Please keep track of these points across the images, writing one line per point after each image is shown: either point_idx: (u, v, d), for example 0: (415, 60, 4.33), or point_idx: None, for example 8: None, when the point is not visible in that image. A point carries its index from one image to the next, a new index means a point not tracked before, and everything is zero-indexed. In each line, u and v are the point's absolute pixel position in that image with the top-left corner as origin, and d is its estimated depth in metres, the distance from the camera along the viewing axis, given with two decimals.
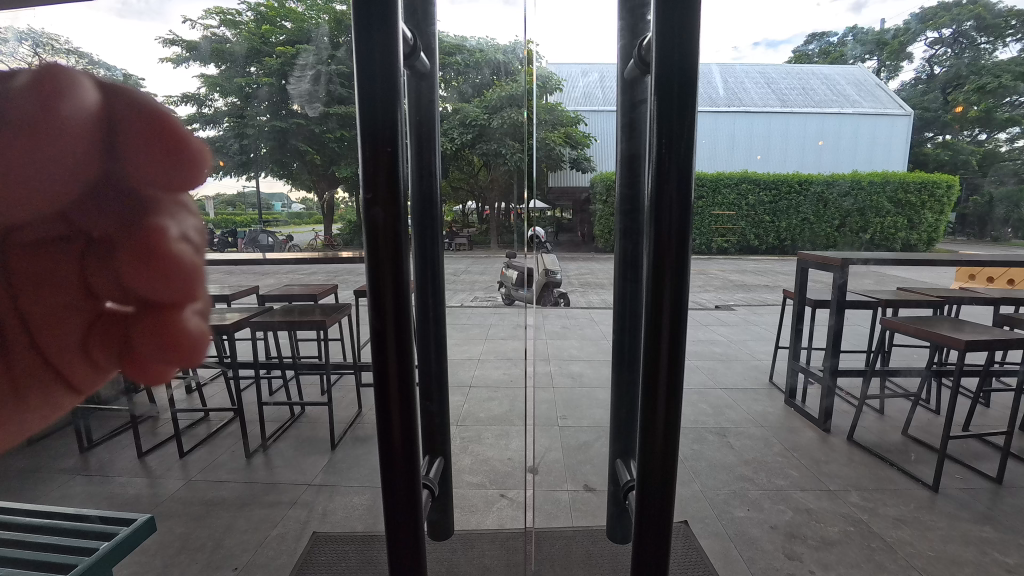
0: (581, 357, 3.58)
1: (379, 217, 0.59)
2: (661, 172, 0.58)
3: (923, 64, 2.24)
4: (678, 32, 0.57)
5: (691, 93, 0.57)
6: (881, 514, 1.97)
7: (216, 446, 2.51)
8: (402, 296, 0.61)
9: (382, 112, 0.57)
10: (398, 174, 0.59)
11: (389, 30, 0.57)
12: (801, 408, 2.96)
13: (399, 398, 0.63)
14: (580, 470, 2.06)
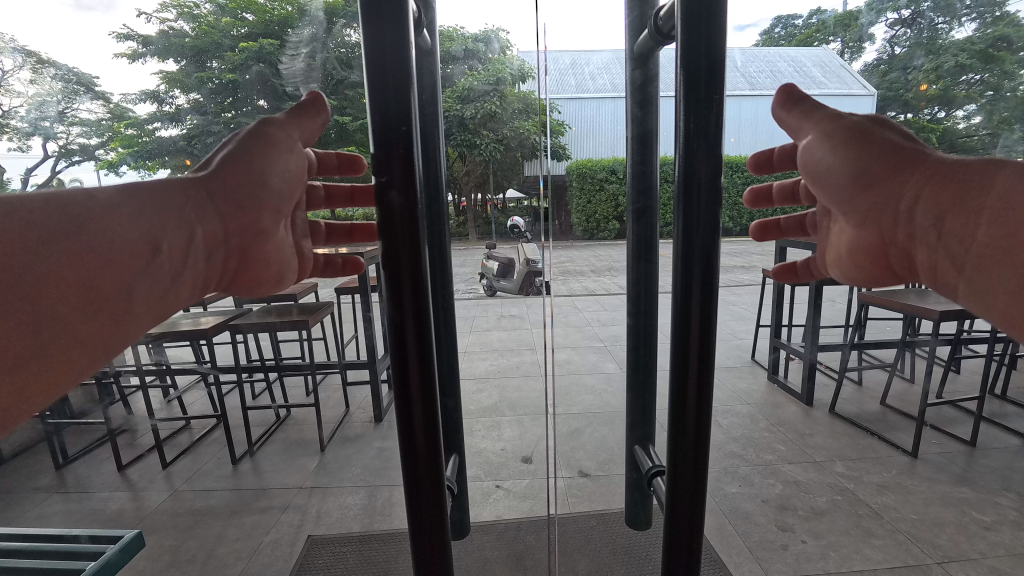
0: (567, 344, 3.59)
1: (395, 204, 0.51)
2: (689, 155, 0.58)
3: (885, 44, 1.98)
4: (703, 14, 0.56)
5: (718, 75, 0.56)
6: (865, 482, 2.04)
7: (201, 454, 2.45)
8: (422, 307, 0.53)
9: (395, 94, 0.50)
10: (417, 164, 0.52)
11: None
12: (784, 384, 3.03)
13: (425, 422, 0.55)
14: (574, 456, 2.07)
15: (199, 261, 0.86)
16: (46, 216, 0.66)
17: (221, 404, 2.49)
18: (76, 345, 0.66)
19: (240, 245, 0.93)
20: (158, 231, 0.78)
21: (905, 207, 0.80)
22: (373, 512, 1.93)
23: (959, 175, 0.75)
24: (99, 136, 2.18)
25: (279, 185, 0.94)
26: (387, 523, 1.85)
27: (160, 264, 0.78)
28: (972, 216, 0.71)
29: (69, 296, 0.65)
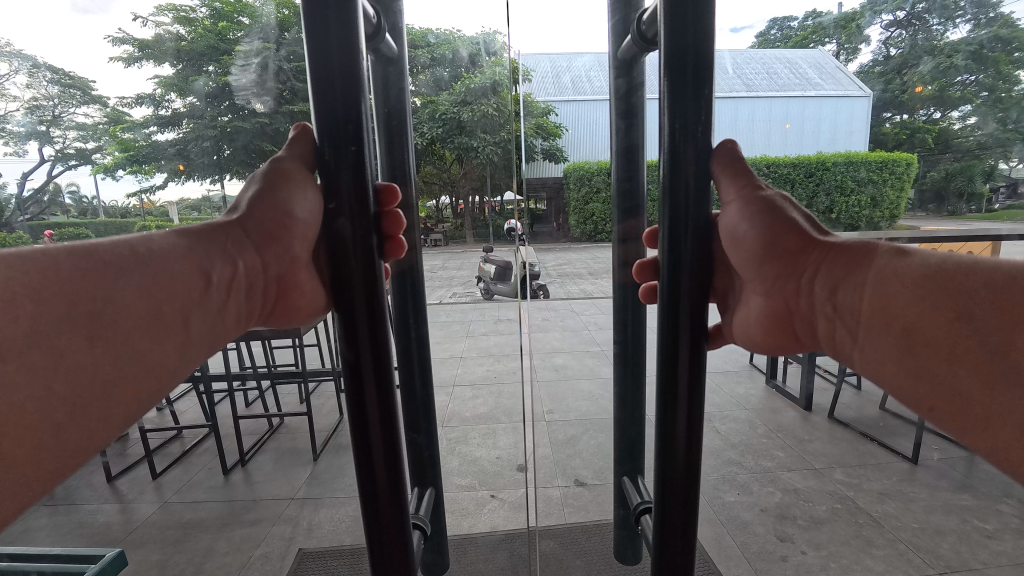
0: (564, 348, 3.57)
1: (346, 229, 0.54)
2: (674, 157, 0.57)
3: (880, 45, 2.26)
4: (687, 2, 0.53)
5: (706, 70, 0.54)
6: (865, 489, 2.01)
7: (192, 464, 2.41)
8: (375, 317, 0.56)
9: (343, 102, 0.53)
10: (367, 175, 0.55)
11: (348, 13, 0.52)
12: (782, 388, 3.00)
13: (382, 434, 0.57)
14: (570, 464, 2.04)
15: (242, 295, 0.76)
16: (87, 251, 0.59)
17: (211, 413, 2.44)
18: (113, 393, 0.55)
19: (283, 272, 0.80)
20: (200, 262, 0.69)
21: (801, 282, 0.71)
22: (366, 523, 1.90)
23: (850, 249, 0.67)
24: (94, 139, 2.93)
25: (313, 212, 0.76)
26: None
27: (203, 298, 0.68)
28: (860, 297, 0.64)
29: (110, 335, 0.56)
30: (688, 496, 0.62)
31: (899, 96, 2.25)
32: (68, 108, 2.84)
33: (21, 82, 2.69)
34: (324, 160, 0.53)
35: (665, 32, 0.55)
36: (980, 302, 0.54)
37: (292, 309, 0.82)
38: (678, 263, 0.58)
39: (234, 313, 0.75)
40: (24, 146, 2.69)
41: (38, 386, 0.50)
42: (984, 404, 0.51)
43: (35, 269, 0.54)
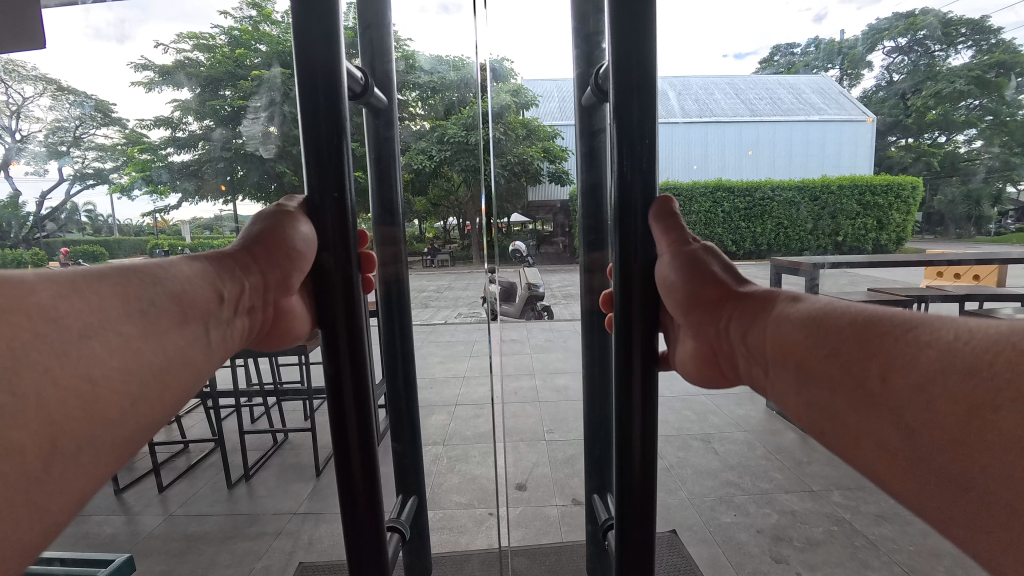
0: (566, 369, 3.59)
1: (328, 261, 0.71)
2: (624, 180, 0.74)
3: (882, 71, 2.52)
4: (633, 60, 0.70)
5: (646, 112, 0.71)
6: (862, 512, 2.01)
7: (198, 478, 2.46)
8: (353, 326, 0.72)
9: (330, 157, 0.69)
10: (349, 215, 0.72)
11: (337, 92, 0.69)
12: (783, 410, 2.99)
13: (358, 420, 0.72)
14: (568, 484, 2.06)
15: (245, 315, 0.85)
16: (119, 272, 0.67)
17: (218, 428, 2.48)
18: (155, 383, 0.65)
19: (278, 297, 0.88)
20: (216, 283, 0.79)
21: (723, 325, 0.83)
22: None
23: (754, 306, 0.80)
24: (110, 160, 3.42)
25: (310, 241, 0.82)
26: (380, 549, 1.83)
27: (219, 313, 0.78)
28: (766, 338, 0.75)
29: (155, 337, 0.66)
30: (643, 467, 0.76)
31: (904, 119, 2.49)
32: (88, 131, 3.50)
33: (44, 105, 3.43)
34: (313, 201, 0.71)
35: (614, 97, 0.72)
36: (843, 336, 0.64)
37: (284, 331, 0.90)
38: (628, 284, 0.76)
39: (238, 331, 0.84)
40: (45, 165, 3.30)
41: (112, 370, 0.60)
42: (843, 418, 0.60)
43: (93, 278, 0.64)
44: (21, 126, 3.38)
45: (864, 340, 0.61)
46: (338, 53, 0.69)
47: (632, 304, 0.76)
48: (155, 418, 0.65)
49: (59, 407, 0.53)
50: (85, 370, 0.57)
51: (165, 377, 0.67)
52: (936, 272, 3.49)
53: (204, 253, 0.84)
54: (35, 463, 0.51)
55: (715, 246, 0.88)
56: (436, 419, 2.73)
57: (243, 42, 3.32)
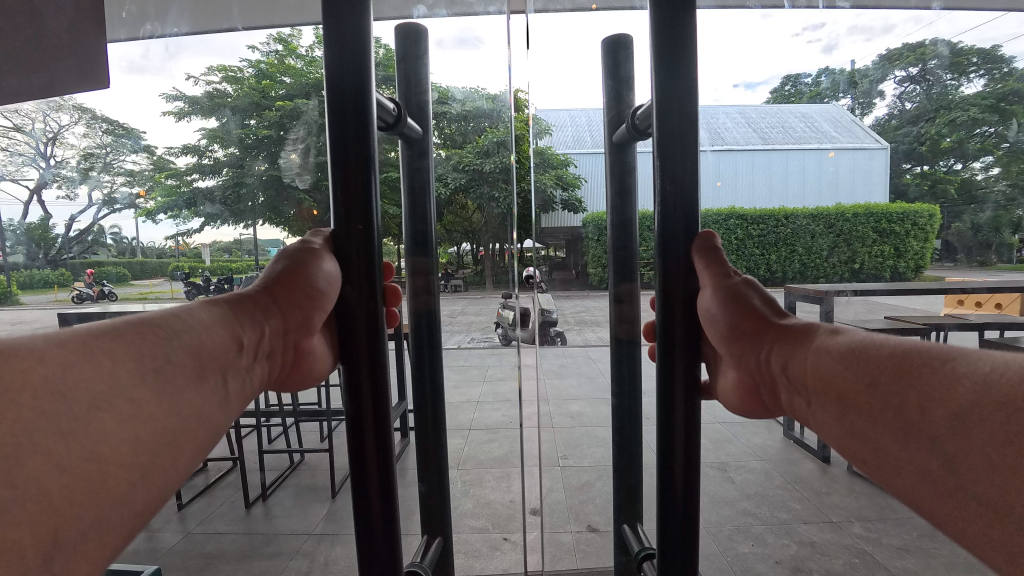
0: (580, 395, 3.58)
1: (351, 295, 0.70)
2: (668, 217, 0.80)
3: (895, 100, 2.37)
4: (676, 108, 0.76)
5: (689, 156, 0.77)
6: (884, 544, 1.95)
7: (216, 497, 2.48)
8: (374, 365, 0.71)
9: (357, 194, 0.70)
10: (373, 252, 0.72)
11: (366, 129, 0.69)
12: (801, 440, 2.94)
13: (377, 461, 0.71)
14: (584, 510, 2.04)
15: (267, 359, 0.82)
16: (141, 322, 0.65)
17: (238, 447, 2.52)
18: (175, 444, 0.60)
19: (298, 338, 0.86)
20: (235, 328, 0.76)
21: (766, 357, 0.84)
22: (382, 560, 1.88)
23: (797, 337, 0.80)
24: (137, 183, 3.52)
25: (334, 279, 0.84)
26: None
27: (239, 360, 0.74)
28: (808, 369, 0.74)
29: (172, 395, 0.62)
30: (687, 500, 0.78)
31: (918, 147, 2.28)
32: (118, 155, 3.51)
33: (78, 132, 3.32)
34: (339, 237, 0.71)
35: (655, 134, 0.78)
36: (884, 370, 0.63)
37: (305, 372, 0.88)
38: (669, 315, 0.80)
39: (259, 375, 0.81)
40: (73, 192, 3.27)
41: (122, 443, 0.55)
42: (886, 451, 0.59)
43: (108, 335, 0.60)
44: (56, 152, 3.30)
45: (903, 373, 0.60)
46: (371, 90, 0.70)
47: (673, 333, 0.79)
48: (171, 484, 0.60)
49: (61, 490, 0.49)
50: (91, 446, 0.52)
51: (184, 436, 0.62)
52: (958, 300, 3.44)
53: (220, 295, 0.81)
54: (36, 561, 0.46)
55: (756, 279, 0.91)
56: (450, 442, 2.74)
57: (270, 75, 3.79)
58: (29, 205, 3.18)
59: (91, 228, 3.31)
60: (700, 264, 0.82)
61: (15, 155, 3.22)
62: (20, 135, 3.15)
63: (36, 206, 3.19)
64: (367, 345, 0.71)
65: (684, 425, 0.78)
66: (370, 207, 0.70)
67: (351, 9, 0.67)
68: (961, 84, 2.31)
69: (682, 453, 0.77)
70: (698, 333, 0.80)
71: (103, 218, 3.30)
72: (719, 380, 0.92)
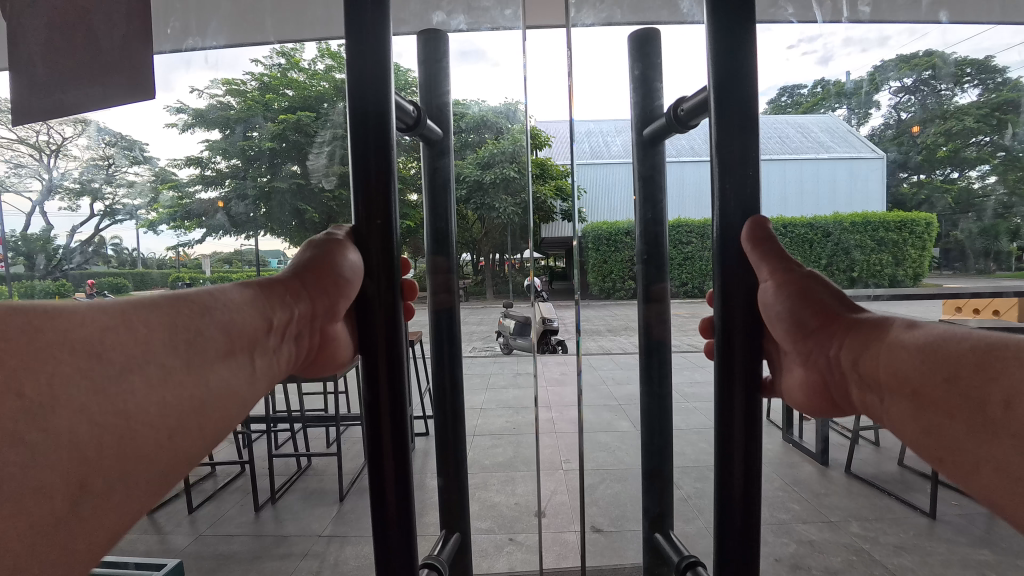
0: (582, 401, 3.62)
1: (371, 289, 0.75)
2: (725, 219, 0.82)
3: (892, 110, 2.50)
4: (736, 112, 0.77)
5: (748, 161, 0.78)
6: (881, 542, 1.99)
7: (225, 501, 2.51)
8: (394, 359, 0.75)
9: (377, 195, 0.75)
10: (393, 249, 0.76)
11: (383, 135, 0.74)
12: (801, 443, 2.98)
13: (393, 450, 0.74)
14: (587, 512, 2.07)
15: (293, 342, 0.90)
16: (185, 297, 0.73)
17: (247, 451, 2.56)
18: (206, 414, 0.67)
19: (324, 324, 0.95)
20: (267, 311, 0.85)
21: (834, 353, 0.87)
22: None
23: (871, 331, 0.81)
24: (144, 195, 3.49)
25: (358, 269, 0.92)
26: None
27: (265, 341, 0.83)
28: (879, 364, 0.77)
29: (210, 368, 0.70)
30: (746, 507, 0.79)
31: (915, 157, 2.62)
32: (121, 166, 3.56)
33: (81, 143, 3.44)
34: (359, 231, 0.76)
35: (715, 119, 0.79)
36: (960, 367, 0.64)
37: (328, 357, 0.96)
38: (728, 314, 0.81)
39: (285, 358, 0.89)
40: (76, 203, 3.59)
41: (150, 408, 0.59)
42: (966, 450, 0.61)
43: (154, 303, 0.67)
44: (60, 165, 3.57)
45: (981, 364, 0.62)
46: (389, 98, 0.75)
47: (733, 326, 0.81)
48: (197, 450, 0.66)
49: (95, 445, 0.52)
50: (125, 405, 0.56)
51: (211, 408, 0.68)
52: (953, 306, 3.50)
53: (256, 279, 0.89)
54: (66, 504, 0.49)
55: (822, 276, 0.94)
56: None
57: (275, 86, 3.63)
58: (30, 217, 3.67)
59: (90, 239, 3.62)
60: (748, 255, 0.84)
61: (15, 167, 3.59)
62: (23, 148, 3.49)
63: (37, 219, 3.66)
64: (387, 338, 0.75)
65: (744, 422, 0.79)
66: (389, 208, 0.76)
67: (374, 23, 0.72)
68: (955, 92, 2.69)
69: (744, 453, 0.78)
70: (760, 334, 0.81)
71: (110, 228, 3.53)
72: (786, 380, 0.94)
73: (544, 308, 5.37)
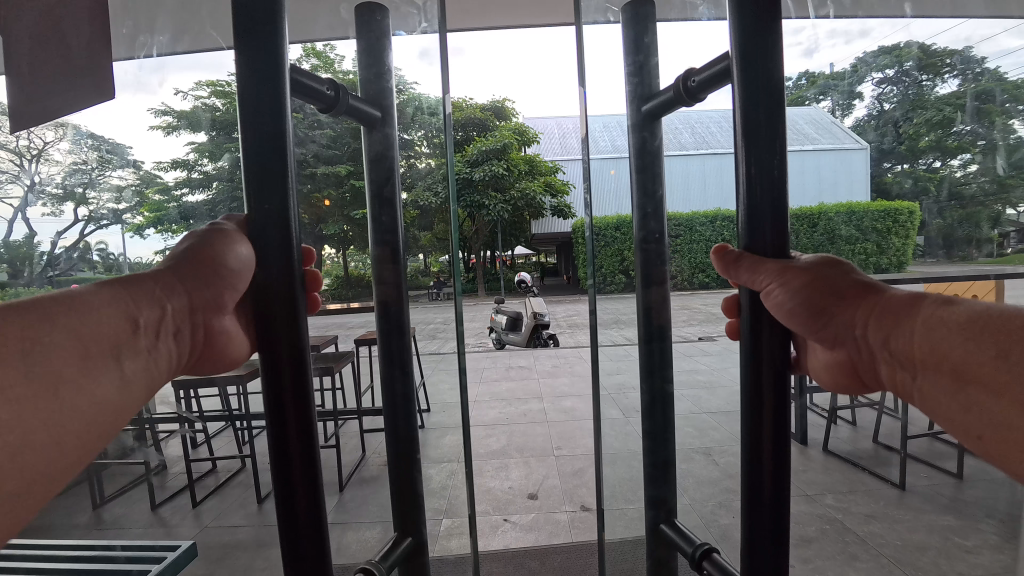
0: (573, 392, 3.71)
1: (267, 281, 0.76)
2: (753, 228, 0.96)
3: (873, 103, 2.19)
4: (760, 131, 0.91)
5: (777, 173, 0.92)
6: (854, 512, 2.11)
7: (228, 495, 2.57)
8: (298, 355, 0.78)
9: (273, 191, 0.76)
10: (293, 247, 0.78)
11: (277, 131, 0.75)
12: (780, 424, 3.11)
13: (299, 442, 0.78)
14: (577, 492, 2.16)
15: (175, 340, 0.86)
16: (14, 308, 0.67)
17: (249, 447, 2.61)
18: (43, 437, 0.65)
19: (209, 318, 0.90)
20: (130, 308, 0.78)
21: (859, 333, 0.93)
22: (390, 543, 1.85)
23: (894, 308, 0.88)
24: None
25: (248, 261, 0.89)
26: None
27: (135, 342, 0.77)
28: (914, 341, 0.83)
29: (48, 387, 0.66)
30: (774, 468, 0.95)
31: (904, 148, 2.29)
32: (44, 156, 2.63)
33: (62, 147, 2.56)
34: (257, 227, 0.77)
35: (743, 141, 0.93)
36: (1009, 342, 0.71)
37: (223, 349, 0.93)
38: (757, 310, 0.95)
39: (165, 358, 0.85)
40: (60, 208, 2.69)
41: None
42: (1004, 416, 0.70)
43: None
44: (41, 169, 2.65)
45: (1003, 339, 0.71)
46: (284, 97, 0.76)
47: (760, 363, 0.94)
48: (40, 473, 0.65)
49: None
50: None
51: (58, 429, 0.66)
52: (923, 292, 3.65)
53: (120, 275, 0.82)
54: None
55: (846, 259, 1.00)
56: None
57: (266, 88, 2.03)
58: (12, 223, 2.73)
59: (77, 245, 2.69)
60: (731, 278, 0.98)
61: None
62: None
63: (19, 225, 2.75)
64: (289, 329, 0.77)
65: (771, 443, 0.95)
66: (286, 206, 0.77)
67: (263, 21, 0.74)
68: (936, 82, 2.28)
69: (770, 444, 0.94)
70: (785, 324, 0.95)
71: (90, 235, 2.63)
72: (815, 359, 1.04)
73: (535, 305, 5.49)
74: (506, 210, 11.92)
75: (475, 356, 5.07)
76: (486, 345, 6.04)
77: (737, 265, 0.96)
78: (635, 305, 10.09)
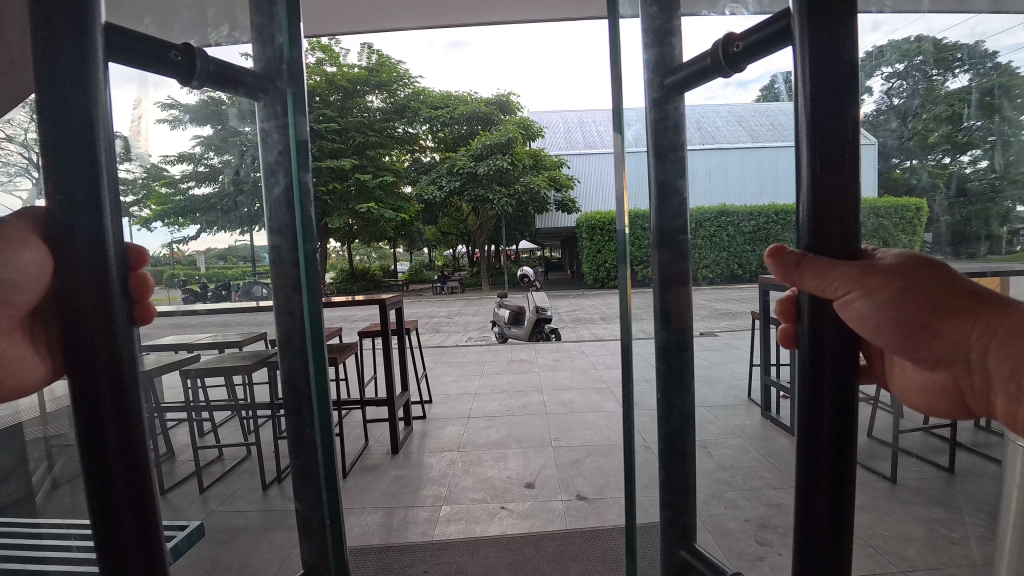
0: (572, 385, 3.75)
1: (57, 283, 0.54)
2: (814, 232, 0.64)
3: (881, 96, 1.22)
4: (833, 108, 0.61)
5: (848, 163, 0.62)
6: None
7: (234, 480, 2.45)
8: (123, 385, 0.57)
9: (80, 170, 0.54)
10: (106, 242, 0.56)
11: (89, 77, 0.55)
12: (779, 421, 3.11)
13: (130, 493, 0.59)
14: (573, 482, 2.19)
15: None
16: None
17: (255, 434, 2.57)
18: None
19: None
20: None
21: (973, 356, 0.67)
22: (390, 528, 1.89)
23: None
24: None
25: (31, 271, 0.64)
26: (402, 538, 1.81)
27: None
28: None
29: None
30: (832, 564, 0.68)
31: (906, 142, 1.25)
32: None
33: None
34: (55, 218, 0.54)
35: (808, 144, 0.63)
36: None
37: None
38: (819, 342, 0.66)
39: None
40: None
41: None
42: None
43: None
44: None
45: None
46: (96, 49, 0.56)
47: (820, 425, 0.66)
48: None
49: None
50: None
51: None
52: None
53: None
54: None
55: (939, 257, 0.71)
56: (449, 429, 2.93)
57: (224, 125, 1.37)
58: None
59: None
60: (789, 287, 0.65)
61: None
62: None
63: None
64: (104, 333, 0.56)
65: (830, 528, 0.68)
66: (99, 189, 0.55)
67: None
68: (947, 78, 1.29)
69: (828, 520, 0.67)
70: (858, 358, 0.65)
71: None
72: (903, 377, 0.81)
73: (536, 301, 5.54)
74: (510, 206, 11.95)
75: (477, 350, 5.12)
76: (488, 340, 6.10)
77: (802, 271, 0.63)
78: (637, 301, 10.12)
